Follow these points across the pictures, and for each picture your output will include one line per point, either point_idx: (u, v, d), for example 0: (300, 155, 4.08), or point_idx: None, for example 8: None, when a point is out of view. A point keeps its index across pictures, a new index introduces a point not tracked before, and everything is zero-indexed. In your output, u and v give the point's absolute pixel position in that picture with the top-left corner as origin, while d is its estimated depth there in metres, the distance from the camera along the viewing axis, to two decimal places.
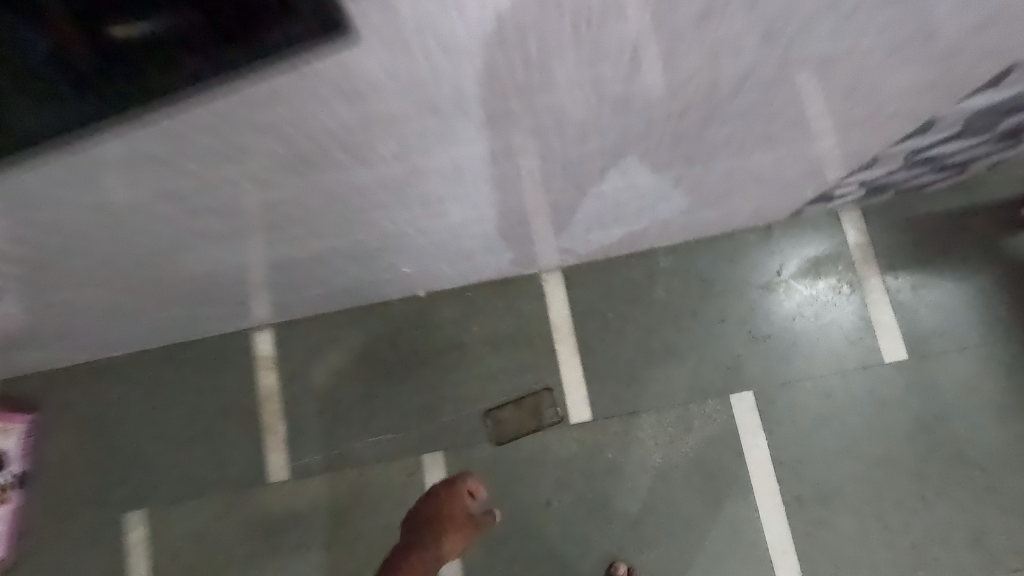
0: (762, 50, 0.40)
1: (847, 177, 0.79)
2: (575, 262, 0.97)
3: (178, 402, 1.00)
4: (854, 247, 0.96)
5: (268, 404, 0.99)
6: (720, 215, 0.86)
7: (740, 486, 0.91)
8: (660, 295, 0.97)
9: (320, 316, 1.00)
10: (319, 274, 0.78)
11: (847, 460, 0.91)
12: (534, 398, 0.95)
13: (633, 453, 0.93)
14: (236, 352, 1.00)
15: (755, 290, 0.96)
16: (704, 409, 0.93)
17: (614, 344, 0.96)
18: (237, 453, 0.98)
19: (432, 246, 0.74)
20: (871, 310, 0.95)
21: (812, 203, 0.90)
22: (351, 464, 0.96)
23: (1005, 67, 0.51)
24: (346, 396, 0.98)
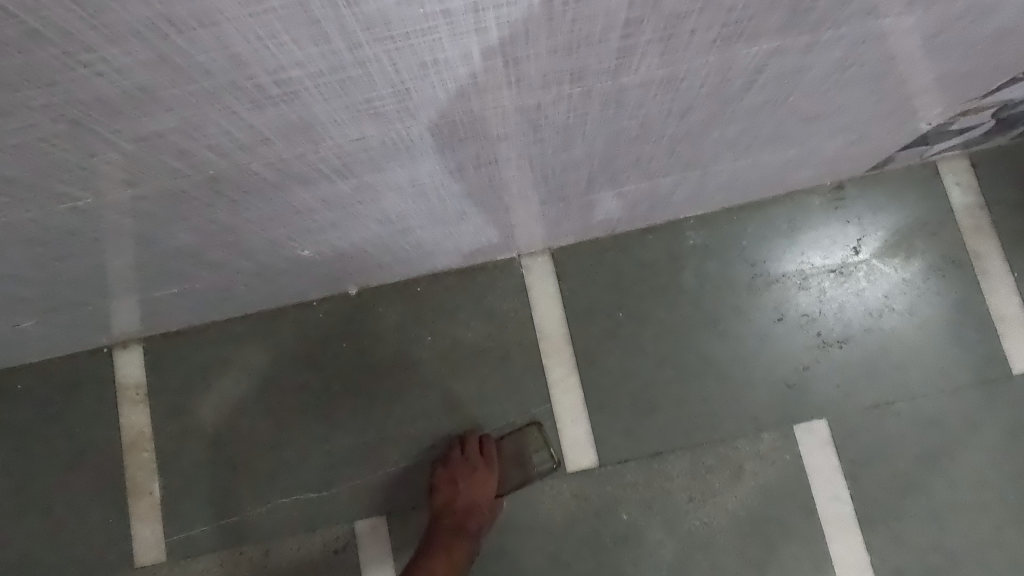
0: None
1: (988, 95, 0.51)
2: (569, 241, 0.68)
3: (6, 455, 0.70)
4: (960, 211, 0.68)
5: (136, 454, 0.69)
6: (783, 164, 0.58)
7: (812, 557, 0.63)
8: (691, 288, 0.68)
9: (208, 325, 0.70)
10: (162, 264, 0.48)
11: (965, 518, 0.63)
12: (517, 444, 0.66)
13: (658, 512, 0.65)
14: (89, 381, 0.71)
15: (823, 277, 0.68)
16: (758, 448, 0.65)
17: (626, 357, 0.68)
18: (91, 526, 0.69)
19: (335, 213, 0.45)
20: (988, 303, 0.67)
21: (911, 146, 0.62)
22: (255, 538, 0.67)
23: None
24: (246, 440, 0.69)
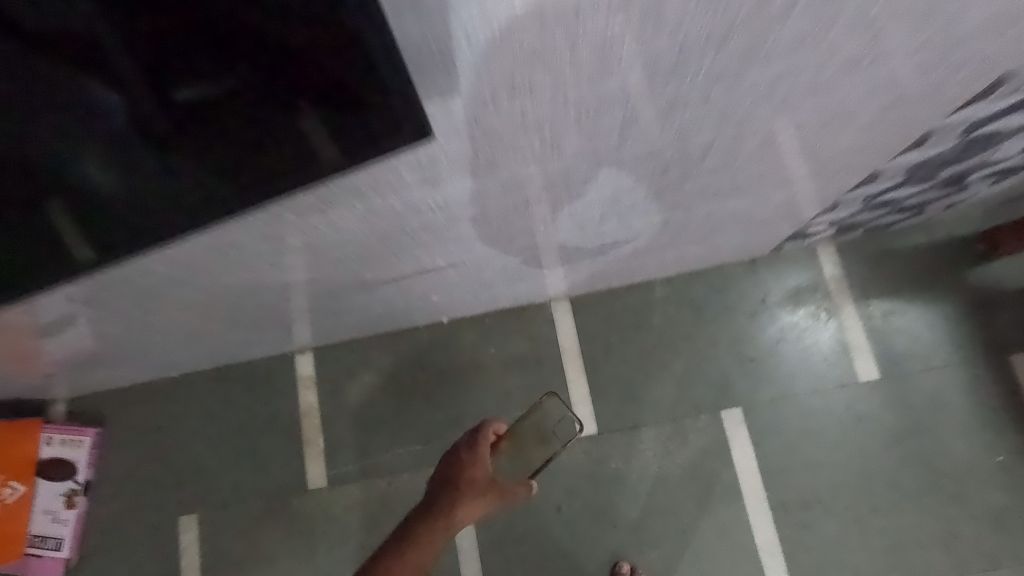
0: (719, 130, 0.53)
1: (814, 219, 0.91)
2: (581, 292, 1.09)
3: (226, 417, 1.12)
4: (831, 278, 1.08)
5: (307, 420, 1.11)
6: (707, 250, 0.98)
7: (731, 492, 1.01)
8: (658, 322, 1.09)
9: (354, 340, 1.12)
10: (362, 301, 0.91)
11: (828, 470, 1.01)
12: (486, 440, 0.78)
13: (635, 463, 1.04)
14: (279, 373, 1.13)
15: (742, 317, 1.08)
16: (699, 424, 1.04)
17: (616, 365, 1.08)
18: (279, 463, 1.10)
19: (459, 276, 0.87)
20: (846, 337, 1.06)
21: (789, 240, 1.02)
22: (382, 474, 1.08)
23: (924, 135, 0.63)
24: (377, 412, 1.10)
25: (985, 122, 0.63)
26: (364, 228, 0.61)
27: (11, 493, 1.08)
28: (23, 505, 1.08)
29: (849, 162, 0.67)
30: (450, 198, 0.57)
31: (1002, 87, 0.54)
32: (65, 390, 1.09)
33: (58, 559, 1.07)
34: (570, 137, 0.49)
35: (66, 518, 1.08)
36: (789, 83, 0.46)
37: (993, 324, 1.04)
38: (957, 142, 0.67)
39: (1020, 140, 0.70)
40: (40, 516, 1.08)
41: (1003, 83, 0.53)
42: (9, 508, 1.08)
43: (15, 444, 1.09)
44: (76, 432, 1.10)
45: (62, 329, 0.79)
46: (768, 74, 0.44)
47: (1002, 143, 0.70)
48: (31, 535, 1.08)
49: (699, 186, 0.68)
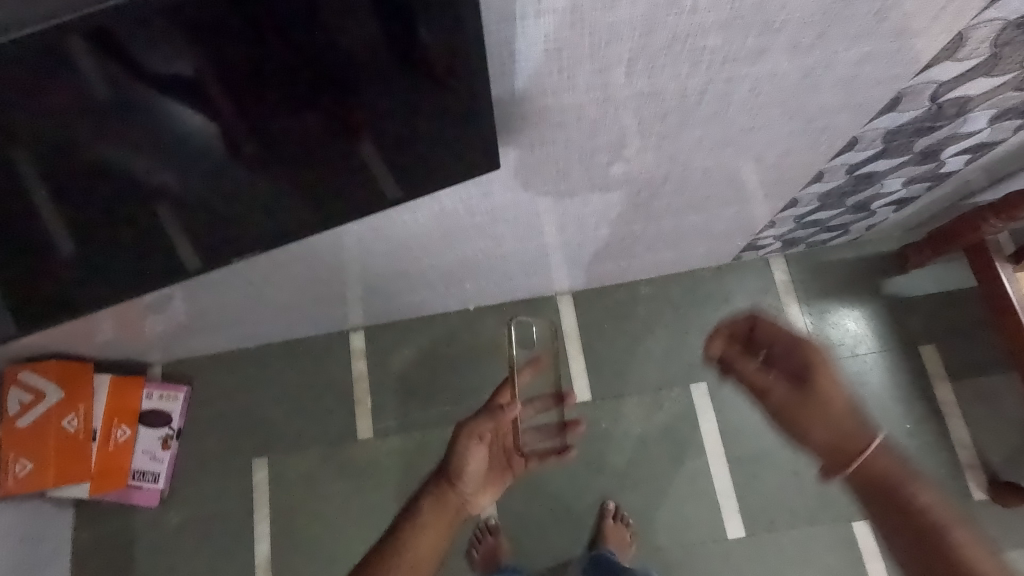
0: (672, 165, 0.81)
1: (761, 233, 1.19)
2: (581, 288, 1.36)
3: (292, 381, 1.40)
4: (780, 282, 1.36)
5: (358, 385, 1.38)
6: (680, 256, 1.26)
7: (696, 448, 1.29)
8: (642, 314, 1.36)
9: (397, 321, 1.39)
10: (413, 286, 1.19)
11: (774, 432, 1.29)
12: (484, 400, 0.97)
13: (621, 424, 1.31)
14: (335, 347, 1.40)
15: (710, 311, 1.36)
16: (672, 395, 1.32)
17: (608, 347, 1.35)
18: (335, 419, 1.37)
19: (489, 270, 1.14)
20: None
21: (746, 251, 1.30)
22: (419, 429, 1.35)
23: (819, 173, 0.92)
24: (414, 380, 1.38)
25: (861, 166, 0.92)
26: (434, 226, 0.89)
27: (119, 436, 1.28)
28: (127, 447, 1.29)
29: (771, 191, 0.96)
30: (496, 207, 0.85)
31: (859, 144, 0.84)
32: (161, 355, 1.35)
33: (155, 490, 1.32)
34: (576, 168, 0.77)
35: (161, 457, 1.33)
36: (711, 139, 0.75)
37: (907, 323, 1.33)
38: (846, 178, 0.96)
39: (896, 177, 1.00)
40: (140, 455, 1.32)
41: (857, 141, 0.82)
42: (113, 451, 1.28)
43: (123, 394, 1.30)
44: (172, 388, 1.35)
45: (162, 306, 1.06)
46: (696, 133, 0.73)
47: (882, 180, 1.00)
48: (133, 471, 1.31)
49: (665, 206, 0.96)
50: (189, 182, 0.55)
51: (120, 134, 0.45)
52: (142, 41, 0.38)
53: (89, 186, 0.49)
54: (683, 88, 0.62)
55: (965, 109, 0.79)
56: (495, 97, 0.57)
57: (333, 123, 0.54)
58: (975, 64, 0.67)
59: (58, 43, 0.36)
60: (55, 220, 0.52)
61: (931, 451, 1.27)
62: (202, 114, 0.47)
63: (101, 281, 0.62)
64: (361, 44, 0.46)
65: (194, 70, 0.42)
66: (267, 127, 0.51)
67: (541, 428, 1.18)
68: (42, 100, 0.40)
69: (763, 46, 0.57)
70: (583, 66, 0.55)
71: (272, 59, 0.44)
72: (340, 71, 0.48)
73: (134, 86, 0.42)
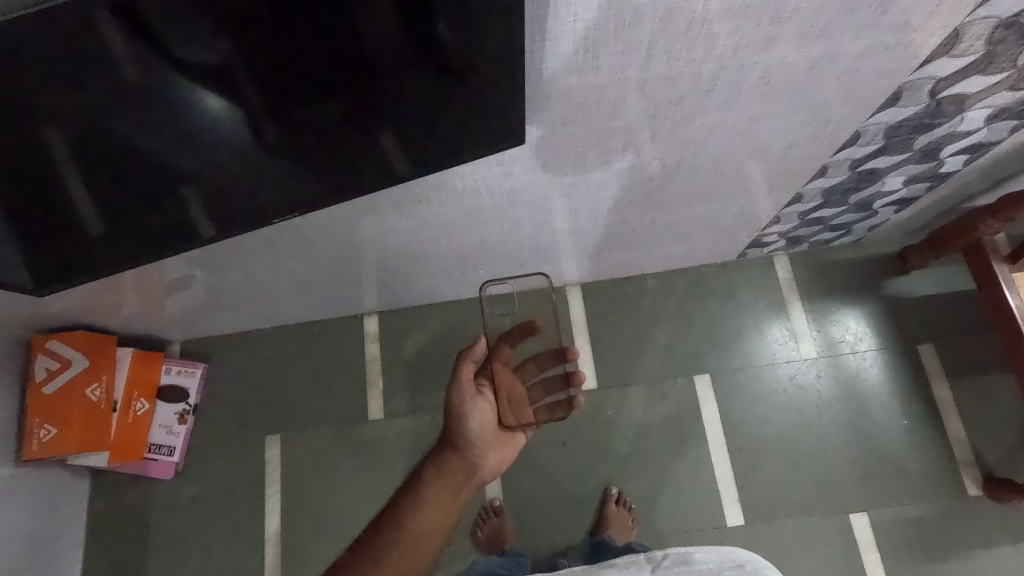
0: (683, 153, 0.86)
1: (766, 229, 1.24)
2: (590, 279, 1.41)
3: (307, 362, 1.44)
4: (783, 280, 1.41)
5: (371, 367, 1.43)
6: (687, 250, 1.31)
7: (698, 438, 1.32)
8: (648, 306, 1.41)
9: (412, 307, 1.45)
10: (429, 270, 1.23)
11: (774, 424, 1.33)
12: (464, 350, 0.96)
13: (625, 412, 1.35)
14: (350, 330, 1.45)
15: (714, 305, 1.40)
16: (676, 385, 1.36)
17: (615, 337, 1.39)
18: (348, 400, 1.42)
19: (504, 257, 1.18)
20: (793, 325, 1.38)
21: (751, 248, 1.35)
22: (429, 411, 1.39)
23: (823, 167, 0.97)
24: (426, 364, 1.42)
25: (863, 161, 0.97)
26: (457, 207, 0.94)
27: (138, 408, 1.31)
28: (145, 420, 1.32)
29: (776, 185, 1.01)
30: (515, 189, 0.90)
31: (861, 139, 0.89)
32: (180, 333, 1.39)
33: (170, 463, 1.35)
34: (593, 152, 0.82)
35: (178, 431, 1.36)
36: (722, 127, 0.80)
37: (904, 323, 1.38)
38: (849, 174, 1.01)
39: (896, 175, 1.05)
40: (157, 429, 1.35)
41: (860, 136, 0.88)
42: (132, 423, 1.30)
43: (143, 367, 1.32)
44: (189, 364, 1.39)
45: (184, 285, 1.10)
46: (708, 119, 0.77)
47: (883, 178, 1.06)
48: (150, 444, 1.34)
49: (674, 196, 1.01)
50: (205, 163, 0.61)
51: (145, 113, 0.51)
52: (176, 29, 0.44)
53: (114, 157, 0.56)
54: (698, 72, 0.66)
55: (962, 108, 0.84)
56: (526, 74, 0.62)
57: (355, 113, 0.60)
58: (971, 61, 0.72)
59: (84, 22, 0.41)
60: (78, 183, 0.58)
61: (927, 447, 1.30)
62: (222, 99, 0.53)
63: (122, 235, 0.70)
64: (407, 21, 0.50)
65: (220, 60, 0.48)
66: (286, 116, 0.57)
67: (547, 382, 1.14)
68: (83, 77, 0.46)
69: (773, 35, 0.61)
70: (607, 46, 0.60)
71: (331, 31, 0.48)
72: (364, 66, 0.54)
73: (161, 68, 0.47)
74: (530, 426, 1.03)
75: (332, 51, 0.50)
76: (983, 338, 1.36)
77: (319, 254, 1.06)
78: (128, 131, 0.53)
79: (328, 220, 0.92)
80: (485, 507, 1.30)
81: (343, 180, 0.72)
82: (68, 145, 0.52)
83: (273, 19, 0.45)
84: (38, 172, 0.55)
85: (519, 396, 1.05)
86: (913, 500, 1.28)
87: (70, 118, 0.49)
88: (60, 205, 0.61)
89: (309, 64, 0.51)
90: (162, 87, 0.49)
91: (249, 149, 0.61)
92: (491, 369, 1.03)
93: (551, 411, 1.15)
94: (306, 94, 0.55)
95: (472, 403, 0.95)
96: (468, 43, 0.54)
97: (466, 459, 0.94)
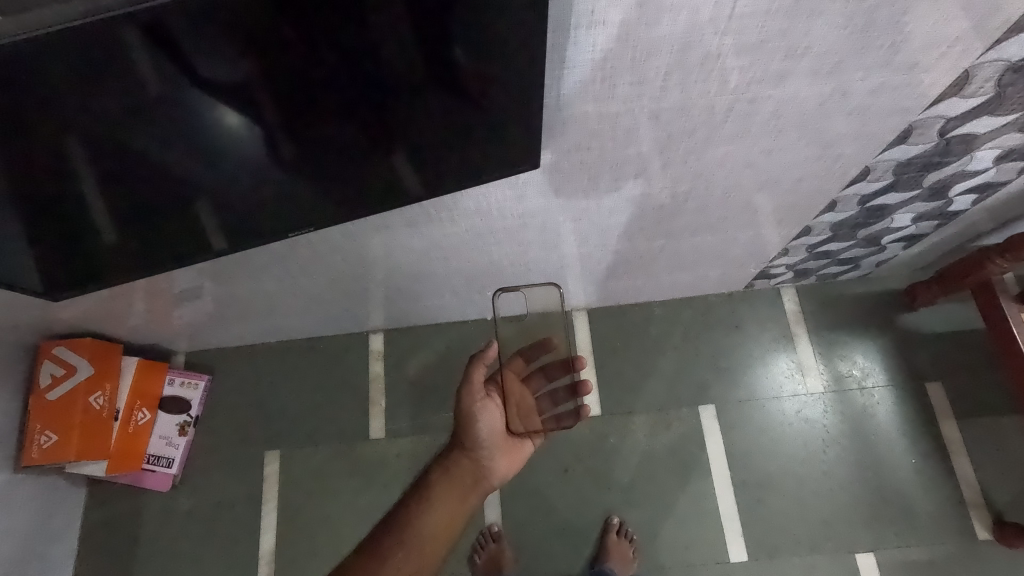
0: (694, 182, 0.87)
1: (774, 261, 1.24)
2: (596, 305, 1.41)
3: (311, 378, 1.44)
4: (790, 312, 1.41)
5: (374, 385, 1.43)
6: (695, 279, 1.31)
7: (701, 469, 1.31)
8: (654, 334, 1.41)
9: (418, 327, 1.45)
10: (437, 291, 1.24)
11: (779, 458, 1.31)
12: (475, 355, 0.92)
13: (628, 440, 1.34)
14: (355, 347, 1.45)
15: (720, 336, 1.40)
16: (681, 415, 1.35)
17: (620, 364, 1.39)
18: (350, 417, 1.41)
19: (512, 279, 1.19)
20: (800, 358, 1.38)
21: (758, 279, 1.35)
22: (431, 432, 1.38)
23: (832, 202, 0.98)
24: (429, 384, 1.42)
25: (872, 197, 0.98)
26: (469, 229, 0.95)
27: (139, 418, 1.30)
28: (145, 431, 1.31)
29: (785, 217, 1.02)
30: (527, 213, 0.91)
31: (871, 174, 0.90)
32: (186, 344, 1.39)
33: (168, 475, 1.34)
34: (605, 178, 0.83)
35: (177, 443, 1.35)
36: (733, 158, 0.81)
37: (911, 360, 1.37)
38: (858, 210, 1.02)
39: (905, 212, 1.06)
40: (157, 440, 1.34)
41: (870, 171, 0.89)
42: (132, 433, 1.29)
43: (147, 377, 1.32)
44: (193, 376, 1.39)
45: (194, 296, 1.11)
46: (719, 151, 0.78)
47: (892, 214, 1.07)
48: (149, 455, 1.33)
49: (684, 225, 1.02)
50: (222, 177, 0.62)
51: (165, 128, 0.53)
52: (203, 50, 0.45)
53: (132, 169, 0.57)
54: (711, 104, 0.68)
55: (970, 148, 0.85)
56: (543, 101, 0.63)
57: (373, 134, 0.61)
58: (980, 102, 0.73)
59: (116, 41, 0.42)
60: (95, 193, 0.59)
61: (935, 488, 1.28)
62: (243, 116, 0.54)
63: (135, 245, 0.71)
64: (428, 47, 0.52)
65: (244, 78, 0.49)
66: (305, 134, 0.59)
67: (556, 393, 1.10)
68: (109, 95, 0.47)
69: (786, 70, 0.63)
70: (623, 76, 0.62)
71: (357, 53, 0.50)
72: (384, 89, 0.55)
73: (186, 86, 0.49)
74: (539, 434, 1.00)
75: (354, 74, 0.52)
76: (992, 379, 1.35)
77: (329, 271, 1.07)
78: (147, 145, 0.54)
79: (341, 237, 0.93)
80: (483, 533, 1.28)
81: (357, 199, 0.73)
82: (89, 156, 0.53)
83: (299, 41, 0.47)
84: (57, 182, 0.56)
85: (529, 405, 1.03)
86: (920, 542, 1.25)
87: (93, 132, 0.50)
88: (77, 213, 0.62)
89: (330, 85, 0.53)
90: (185, 103, 0.50)
91: (266, 165, 0.62)
92: (501, 376, 1.00)
93: (558, 422, 1.10)
94: (326, 113, 0.56)
95: (481, 406, 0.94)
96: (485, 70, 0.56)
97: (475, 462, 0.93)
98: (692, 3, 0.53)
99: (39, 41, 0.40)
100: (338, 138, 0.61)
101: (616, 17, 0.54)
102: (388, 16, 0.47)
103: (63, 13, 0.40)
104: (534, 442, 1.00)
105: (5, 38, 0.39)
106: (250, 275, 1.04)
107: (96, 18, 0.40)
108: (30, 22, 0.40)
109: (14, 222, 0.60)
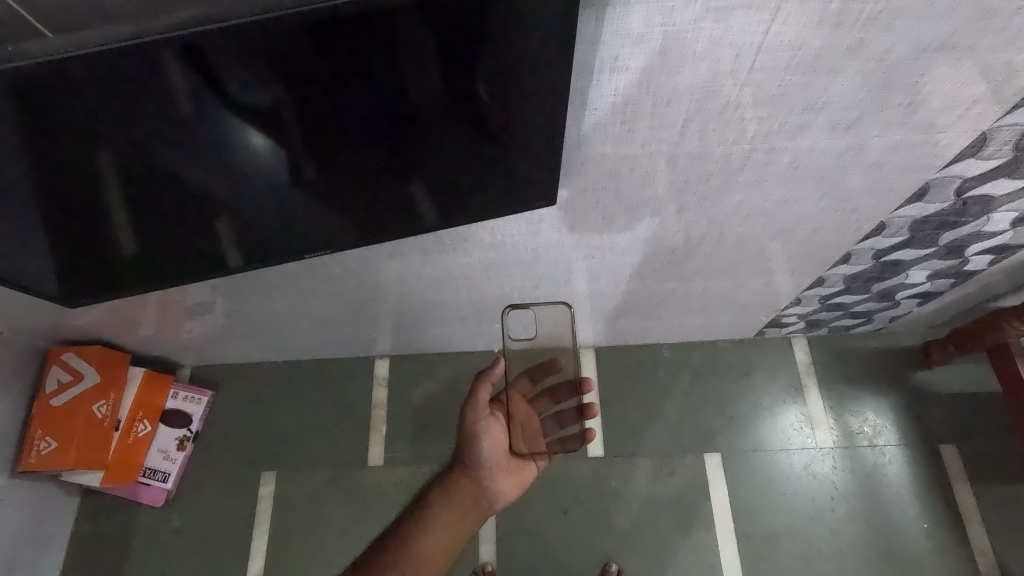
0: (709, 227, 0.87)
1: (785, 310, 1.23)
2: (604, 344, 1.40)
3: (314, 399, 1.43)
4: (801, 362, 1.39)
5: (376, 411, 1.41)
6: (704, 323, 1.30)
7: (704, 520, 1.27)
8: (661, 376, 1.39)
9: (423, 354, 1.45)
10: (445, 320, 1.24)
11: (785, 513, 1.27)
12: (482, 371, 0.91)
13: (630, 484, 1.31)
14: (360, 371, 1.45)
15: (728, 383, 1.38)
16: (684, 461, 1.32)
17: (625, 406, 1.37)
18: (349, 442, 1.40)
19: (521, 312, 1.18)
20: (809, 411, 1.35)
21: (769, 326, 1.33)
22: (429, 463, 1.37)
23: (846, 255, 0.98)
24: (431, 414, 1.41)
25: (887, 252, 0.98)
26: (481, 260, 0.95)
27: (139, 430, 1.29)
28: (144, 443, 1.29)
29: (799, 267, 1.01)
30: (540, 247, 0.91)
31: (886, 229, 0.90)
32: (193, 358, 1.40)
33: (162, 490, 1.32)
34: (620, 218, 0.83)
35: (175, 457, 1.33)
36: (748, 207, 0.81)
37: (924, 419, 1.34)
38: (872, 264, 1.02)
39: (920, 269, 1.06)
40: (154, 453, 1.32)
41: (885, 227, 0.89)
42: (131, 445, 1.27)
43: (152, 389, 1.31)
44: (197, 391, 1.38)
45: (205, 310, 1.12)
46: (735, 198, 0.79)
47: (907, 271, 1.06)
48: (144, 468, 1.31)
49: (696, 269, 1.02)
50: (243, 196, 0.64)
51: (192, 145, 0.54)
52: (238, 75, 0.47)
53: (158, 184, 0.59)
54: (728, 153, 0.69)
55: (986, 209, 0.85)
56: (564, 141, 0.64)
57: (395, 163, 0.63)
58: (997, 166, 0.73)
59: (154, 63, 0.44)
60: (119, 205, 0.61)
61: (946, 554, 1.23)
62: (269, 140, 0.56)
63: (152, 258, 0.73)
64: (450, 83, 0.53)
65: (274, 103, 0.51)
66: (328, 160, 0.60)
67: (562, 416, 1.04)
68: (142, 112, 0.49)
69: (804, 123, 0.64)
70: (643, 121, 0.63)
71: (384, 85, 0.51)
72: (408, 121, 0.57)
73: (219, 108, 0.51)
74: (543, 456, 0.96)
75: (378, 106, 0.54)
76: (1008, 444, 1.31)
77: (340, 295, 1.07)
78: (174, 162, 0.56)
79: (354, 260, 0.93)
80: (477, 571, 1.24)
81: (372, 225, 0.74)
82: (117, 170, 0.55)
83: (330, 72, 0.49)
84: (85, 191, 0.57)
85: (534, 427, 0.98)
86: None
87: (125, 146, 0.52)
88: (100, 223, 0.63)
89: (355, 114, 0.54)
90: (215, 125, 0.52)
91: (287, 187, 0.64)
92: (507, 396, 0.97)
93: (563, 446, 1.04)
94: (349, 140, 0.58)
95: (485, 424, 0.91)
96: (505, 107, 0.57)
97: (476, 482, 0.91)
98: (714, 54, 0.54)
99: (84, 58, 0.42)
100: (359, 165, 0.62)
101: (639, 63, 0.55)
102: (417, 52, 0.49)
103: (107, 36, 0.42)
104: (537, 465, 0.96)
105: (54, 55, 0.42)
106: (260, 293, 1.04)
107: (138, 42, 0.42)
108: (80, 41, 0.42)
109: (37, 227, 0.62)
